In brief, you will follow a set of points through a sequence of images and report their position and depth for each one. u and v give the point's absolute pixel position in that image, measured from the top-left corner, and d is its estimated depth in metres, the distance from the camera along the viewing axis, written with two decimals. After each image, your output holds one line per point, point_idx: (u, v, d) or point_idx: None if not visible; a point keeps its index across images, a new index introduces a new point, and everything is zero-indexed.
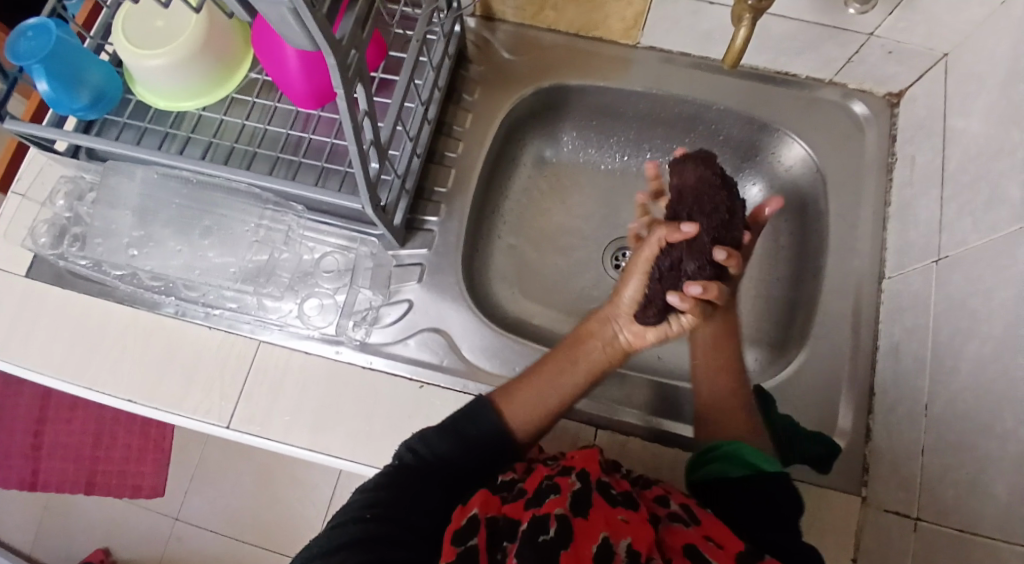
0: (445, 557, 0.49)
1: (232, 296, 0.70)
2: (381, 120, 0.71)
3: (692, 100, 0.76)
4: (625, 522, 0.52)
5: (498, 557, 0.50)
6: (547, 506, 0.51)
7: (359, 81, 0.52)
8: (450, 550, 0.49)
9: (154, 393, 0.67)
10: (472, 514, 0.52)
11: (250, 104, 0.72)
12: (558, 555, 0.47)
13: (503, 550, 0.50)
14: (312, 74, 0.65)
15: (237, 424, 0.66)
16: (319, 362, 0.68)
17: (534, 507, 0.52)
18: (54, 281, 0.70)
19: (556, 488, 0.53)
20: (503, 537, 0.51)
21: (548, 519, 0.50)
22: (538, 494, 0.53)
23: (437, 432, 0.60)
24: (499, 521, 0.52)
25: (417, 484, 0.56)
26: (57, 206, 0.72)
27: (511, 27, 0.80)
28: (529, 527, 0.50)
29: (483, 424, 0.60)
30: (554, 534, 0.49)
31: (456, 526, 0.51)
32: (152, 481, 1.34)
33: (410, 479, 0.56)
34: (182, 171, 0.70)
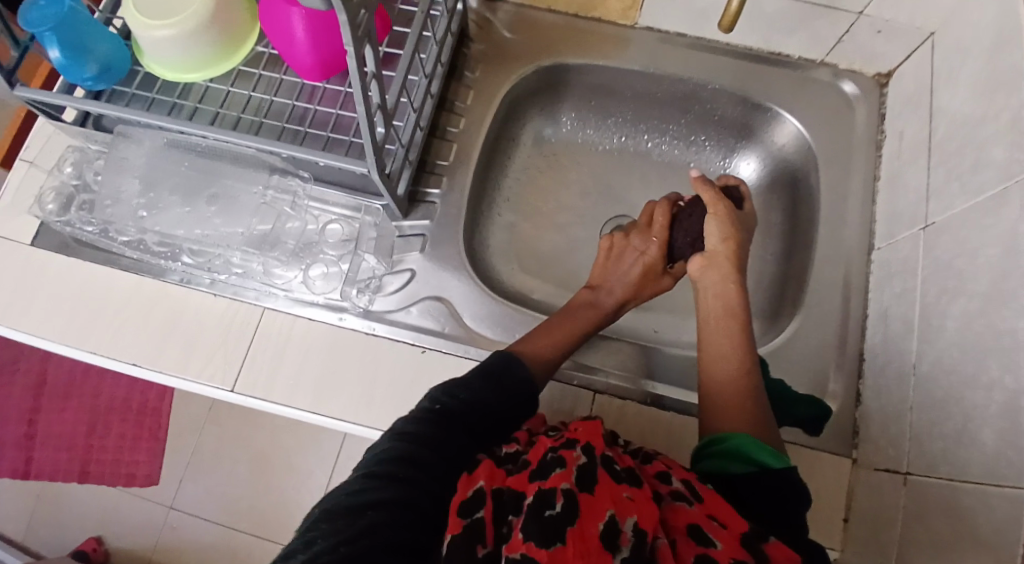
0: (452, 530, 0.48)
1: (238, 262, 0.71)
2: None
3: (688, 80, 0.79)
4: (631, 500, 0.51)
5: (503, 531, 0.49)
6: (553, 480, 0.50)
7: (366, 42, 0.53)
8: (456, 523, 0.49)
9: (156, 359, 0.68)
10: (477, 487, 0.51)
11: (256, 77, 0.74)
12: (563, 534, 0.47)
13: (509, 523, 0.49)
14: (319, 43, 0.66)
15: (241, 389, 0.67)
16: (322, 329, 0.69)
17: (538, 480, 0.51)
18: (58, 249, 0.71)
19: (562, 462, 0.52)
20: (507, 510, 0.50)
21: (554, 495, 0.49)
22: (543, 466, 0.52)
23: (478, 383, 0.60)
24: (505, 492, 0.52)
25: (444, 434, 0.56)
26: (66, 174, 0.72)
27: (512, 8, 0.82)
28: (535, 501, 0.49)
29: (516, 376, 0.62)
30: (559, 510, 0.48)
31: (463, 497, 0.50)
32: (147, 470, 1.34)
33: (442, 432, 0.56)
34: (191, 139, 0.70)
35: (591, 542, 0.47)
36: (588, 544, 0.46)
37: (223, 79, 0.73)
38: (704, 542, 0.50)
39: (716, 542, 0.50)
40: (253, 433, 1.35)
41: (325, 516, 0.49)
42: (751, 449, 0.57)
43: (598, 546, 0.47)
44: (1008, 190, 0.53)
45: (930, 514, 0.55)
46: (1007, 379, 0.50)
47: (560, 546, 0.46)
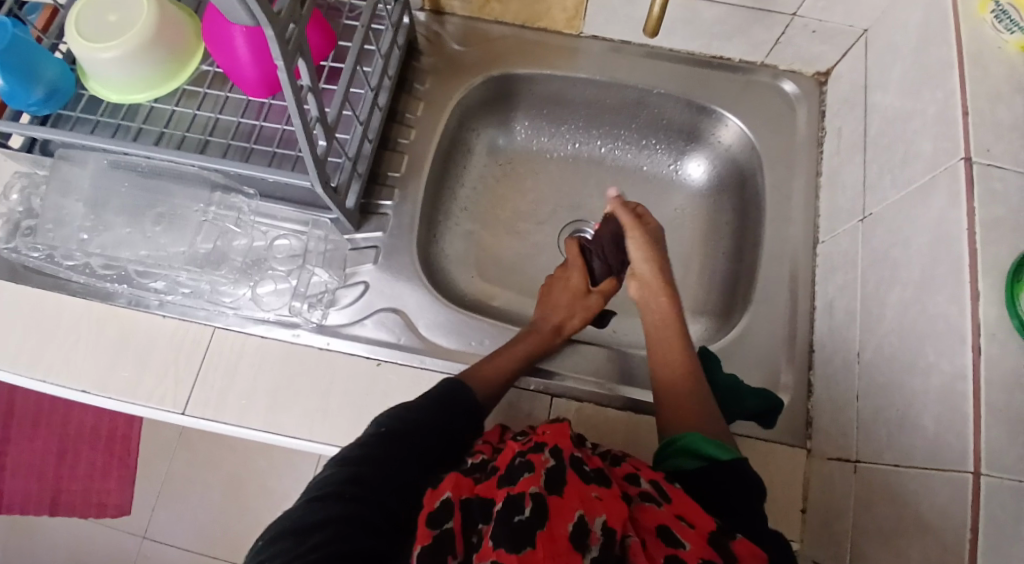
0: (420, 541, 0.48)
1: (187, 283, 0.71)
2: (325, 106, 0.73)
3: (634, 86, 0.80)
4: (600, 500, 0.51)
5: (473, 540, 0.49)
6: (521, 485, 0.50)
7: (300, 55, 0.54)
8: (425, 534, 0.48)
9: (107, 382, 0.67)
10: (443, 499, 0.51)
11: (202, 96, 0.74)
12: (533, 537, 0.47)
13: (479, 531, 0.49)
14: (260, 58, 0.66)
15: (193, 410, 0.66)
16: (276, 344, 0.69)
17: (507, 486, 0.51)
18: (9, 276, 0.70)
19: (530, 466, 0.52)
20: (477, 518, 0.50)
21: (523, 500, 0.49)
22: (512, 472, 0.52)
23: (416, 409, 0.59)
24: (473, 501, 0.52)
25: (395, 463, 0.55)
26: (12, 201, 0.71)
27: (460, 21, 0.83)
28: (503, 508, 0.49)
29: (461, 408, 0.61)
30: (529, 515, 0.48)
31: (430, 508, 0.50)
32: (118, 499, 1.31)
33: (385, 454, 0.55)
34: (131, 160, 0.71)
35: (560, 542, 0.47)
36: (556, 544, 0.46)
37: (169, 98, 0.74)
38: (673, 543, 0.50)
39: (684, 541, 0.50)
40: (225, 456, 1.33)
41: (273, 537, 0.49)
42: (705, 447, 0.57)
43: (567, 546, 0.46)
44: (936, 179, 0.55)
45: (878, 500, 0.55)
46: (942, 363, 0.51)
47: (530, 549, 0.46)
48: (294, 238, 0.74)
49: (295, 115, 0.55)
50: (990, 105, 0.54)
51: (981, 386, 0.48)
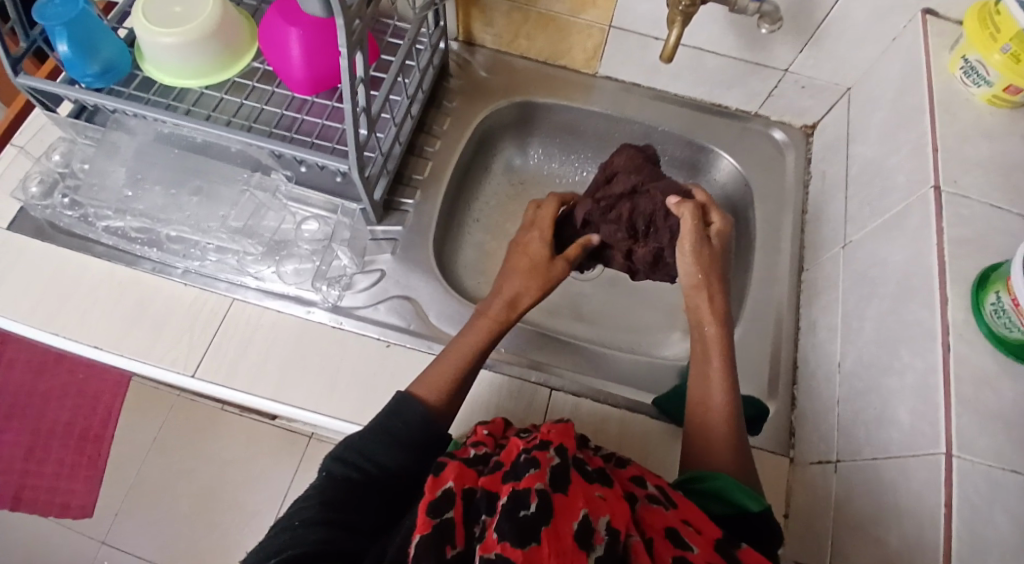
0: (420, 530, 0.48)
1: (212, 255, 0.74)
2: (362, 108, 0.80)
3: (641, 122, 0.88)
4: (602, 499, 0.52)
5: (476, 532, 0.50)
6: (527, 481, 0.50)
7: (359, 48, 0.60)
8: (426, 523, 0.49)
9: (120, 341, 0.68)
10: (446, 488, 0.52)
11: (249, 88, 0.80)
12: (539, 533, 0.47)
13: (482, 524, 0.50)
14: (311, 60, 0.74)
15: (203, 374, 0.68)
16: (290, 320, 0.71)
17: (513, 481, 0.51)
18: (35, 235, 0.72)
19: (535, 462, 0.53)
20: (481, 512, 0.51)
21: (529, 495, 0.49)
22: (517, 468, 0.53)
23: (367, 435, 0.58)
24: (477, 495, 0.53)
25: (357, 493, 0.54)
26: (53, 162, 0.74)
27: (489, 52, 0.91)
28: (509, 502, 0.49)
29: (412, 418, 0.59)
30: (535, 511, 0.48)
31: (432, 497, 0.51)
32: (80, 502, 1.33)
33: (351, 485, 0.55)
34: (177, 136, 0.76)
35: (565, 541, 0.47)
36: (562, 543, 0.47)
37: (219, 86, 0.79)
38: (680, 546, 0.51)
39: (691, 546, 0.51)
40: (198, 467, 1.35)
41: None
42: (731, 492, 0.57)
43: (572, 545, 0.47)
44: (910, 205, 0.62)
45: (856, 496, 0.59)
46: (916, 361, 0.56)
47: (535, 545, 0.46)
48: (322, 224, 0.77)
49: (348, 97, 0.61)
50: (957, 144, 0.62)
51: (952, 378, 0.53)
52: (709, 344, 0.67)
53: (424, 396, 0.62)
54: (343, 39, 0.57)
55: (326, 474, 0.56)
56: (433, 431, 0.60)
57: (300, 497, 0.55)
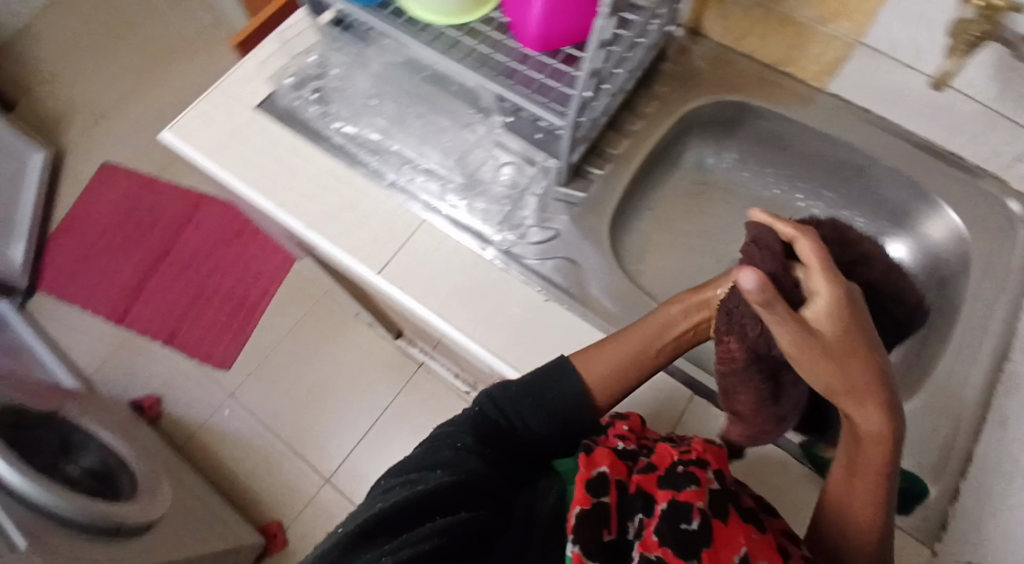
0: (579, 501, 0.51)
1: (419, 175, 0.79)
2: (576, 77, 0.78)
3: (862, 150, 0.82)
4: (757, 541, 0.51)
5: (630, 527, 0.52)
6: (688, 494, 0.51)
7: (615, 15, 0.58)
8: (585, 497, 0.52)
9: (324, 225, 0.76)
10: (601, 470, 0.54)
11: (480, 34, 0.81)
12: (699, 552, 0.48)
13: (640, 523, 0.51)
14: (549, 17, 0.74)
15: (386, 275, 0.74)
16: (469, 252, 0.76)
17: (670, 489, 0.52)
18: (275, 116, 0.82)
19: (694, 477, 0.53)
20: (636, 509, 0.53)
21: (690, 509, 0.50)
22: (675, 476, 0.53)
23: (517, 390, 0.62)
24: (634, 491, 0.54)
25: (497, 445, 0.59)
26: (308, 60, 0.84)
27: (713, 45, 0.89)
28: (669, 511, 0.50)
29: (567, 391, 0.62)
30: (697, 528, 0.49)
31: (590, 476, 0.53)
32: (222, 356, 1.55)
33: (493, 432, 0.60)
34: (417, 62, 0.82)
35: None
36: None
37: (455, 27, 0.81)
38: None
39: None
40: (324, 358, 1.53)
41: (396, 479, 0.56)
42: None
43: None
44: None
45: None
46: None
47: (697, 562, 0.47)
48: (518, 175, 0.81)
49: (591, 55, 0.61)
50: None
51: None
52: (856, 468, 0.53)
53: (594, 389, 0.64)
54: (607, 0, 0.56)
55: (477, 410, 0.61)
56: (583, 401, 0.62)
57: (453, 422, 0.61)
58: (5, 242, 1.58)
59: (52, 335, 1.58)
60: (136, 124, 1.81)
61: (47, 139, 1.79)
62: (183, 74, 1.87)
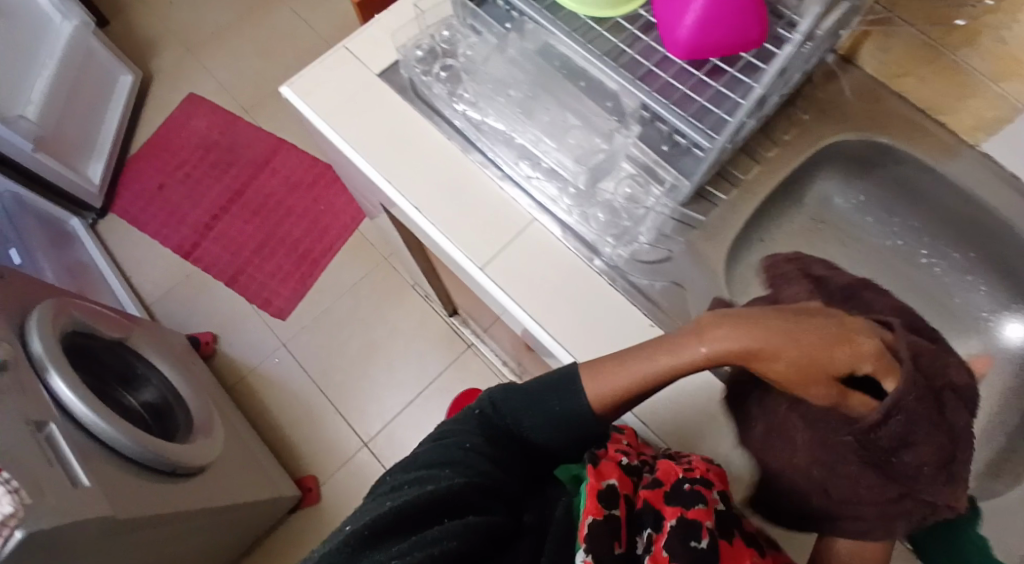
0: (592, 512, 0.49)
1: (540, 174, 0.75)
2: (722, 93, 0.73)
3: (1001, 217, 0.75)
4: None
5: (638, 546, 0.49)
6: (696, 512, 0.48)
7: None
8: (597, 509, 0.49)
9: (433, 209, 0.75)
10: (608, 483, 0.52)
11: (627, 33, 0.77)
12: None
13: (649, 537, 0.49)
14: (704, 29, 0.71)
15: (488, 271, 0.73)
16: (573, 260, 0.72)
17: (678, 506, 0.49)
18: (397, 90, 0.81)
19: (702, 496, 0.50)
20: (646, 524, 0.50)
21: (699, 528, 0.47)
22: (681, 492, 0.50)
23: (528, 394, 0.58)
24: (643, 510, 0.51)
25: (503, 452, 0.57)
26: (440, 33, 0.81)
27: (863, 76, 0.82)
28: (678, 527, 0.47)
29: (571, 407, 0.56)
30: (705, 547, 0.46)
31: (598, 488, 0.51)
32: (281, 304, 1.58)
33: (504, 438, 0.57)
34: (554, 49, 0.74)
35: None
36: None
37: (602, 21, 0.78)
38: None
39: None
40: (380, 323, 1.55)
41: (405, 469, 0.54)
42: None
43: None
44: None
45: None
46: None
47: None
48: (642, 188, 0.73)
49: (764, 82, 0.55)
50: None
51: None
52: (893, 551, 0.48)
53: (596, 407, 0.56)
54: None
55: (480, 413, 0.59)
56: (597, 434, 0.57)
57: (454, 421, 0.59)
58: (84, 158, 1.58)
59: (122, 258, 1.62)
60: (225, 62, 1.81)
61: (138, 64, 1.81)
62: (278, 17, 1.85)
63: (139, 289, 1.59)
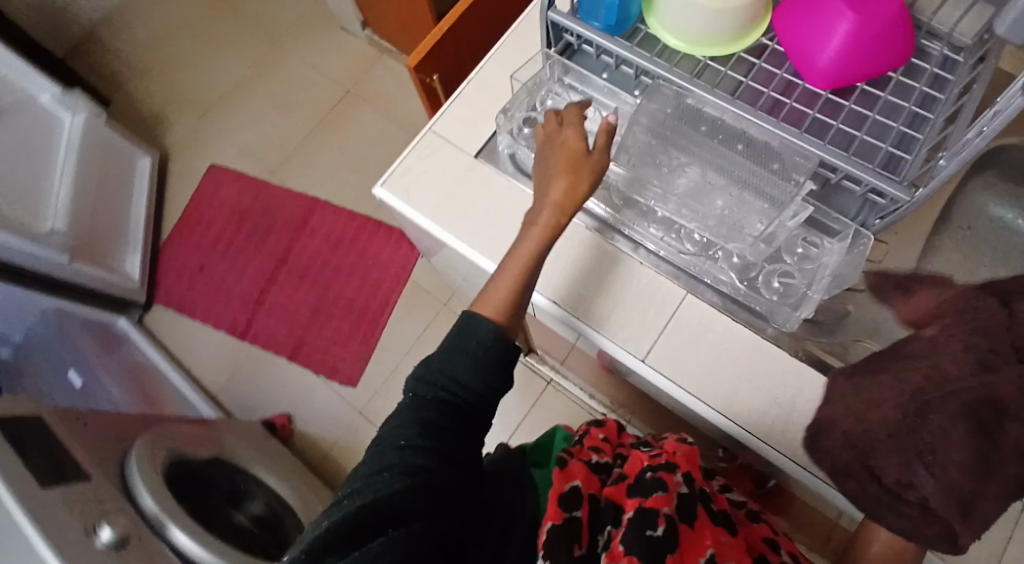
0: (552, 517, 0.57)
1: (690, 246, 0.70)
2: (882, 120, 0.64)
3: None
4: (728, 544, 0.60)
5: (600, 538, 0.59)
6: (655, 500, 0.59)
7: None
8: (557, 513, 0.58)
9: (578, 304, 0.71)
10: (573, 483, 0.62)
11: (754, 68, 0.69)
12: (664, 554, 0.54)
13: (607, 533, 0.59)
14: (853, 53, 0.63)
15: (653, 362, 0.68)
16: (744, 333, 0.67)
17: (640, 496, 0.60)
18: (503, 170, 0.74)
19: (663, 485, 0.61)
20: (607, 520, 0.60)
21: (657, 516, 0.57)
22: (645, 486, 0.62)
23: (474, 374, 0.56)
24: (601, 503, 0.62)
25: (453, 431, 0.55)
26: (542, 105, 0.74)
27: None
28: (637, 518, 0.57)
29: (484, 340, 0.58)
30: (661, 532, 0.56)
31: (561, 491, 0.60)
32: (349, 371, 1.48)
33: (447, 419, 0.55)
34: (685, 97, 0.65)
35: None
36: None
37: (723, 60, 0.69)
38: None
39: None
40: None
41: (362, 480, 0.52)
42: None
43: None
44: None
45: None
46: None
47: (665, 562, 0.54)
48: (818, 242, 0.66)
49: (988, 136, 0.48)
50: None
51: None
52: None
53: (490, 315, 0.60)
54: None
55: (415, 395, 0.57)
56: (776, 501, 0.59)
57: (392, 416, 0.56)
58: (122, 253, 1.53)
59: (174, 348, 1.55)
60: (241, 125, 1.72)
61: (151, 141, 1.72)
62: (287, 68, 1.75)
63: (199, 379, 1.52)
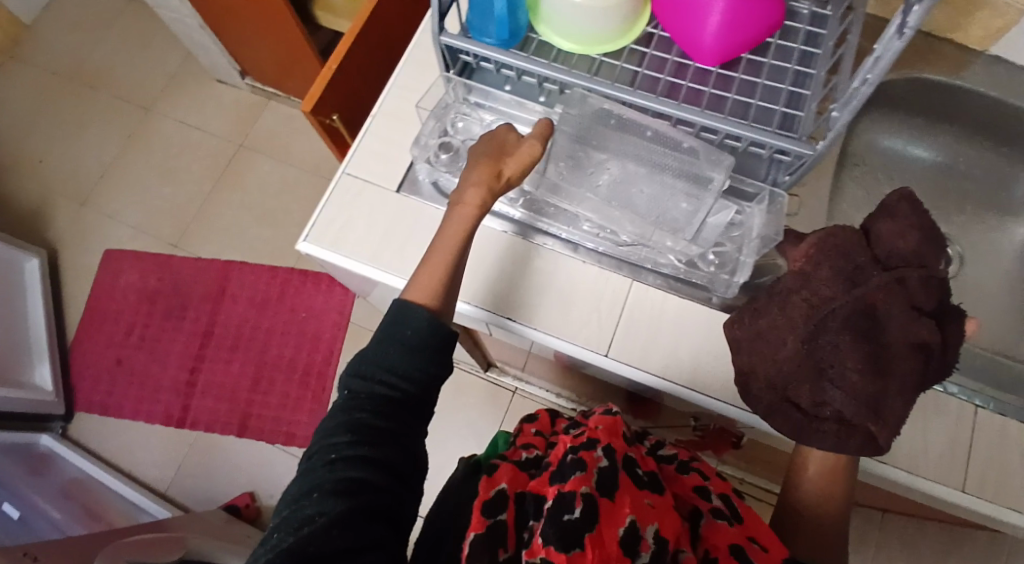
0: (475, 529, 0.55)
1: (626, 234, 0.72)
2: (770, 84, 0.69)
3: None
4: (651, 507, 0.58)
5: (524, 535, 0.57)
6: (573, 484, 0.56)
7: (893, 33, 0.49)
8: (480, 522, 0.55)
9: (532, 315, 0.71)
10: (498, 488, 0.59)
11: (646, 56, 0.72)
12: (581, 538, 0.52)
13: (530, 529, 0.57)
14: (733, 27, 0.66)
15: (616, 354, 0.70)
16: (696, 308, 0.70)
17: (559, 482, 0.57)
18: (428, 200, 0.74)
19: (581, 465, 0.58)
20: (529, 516, 0.58)
21: (574, 499, 0.55)
22: (565, 469, 0.58)
23: (412, 366, 0.55)
24: (526, 497, 0.59)
25: (396, 427, 0.54)
26: (455, 127, 0.75)
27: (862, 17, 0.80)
28: (555, 505, 0.55)
29: (420, 328, 0.56)
30: (579, 515, 0.54)
31: (486, 498, 0.57)
32: (306, 432, 1.42)
33: (394, 419, 0.54)
34: (590, 97, 0.69)
35: (609, 545, 0.53)
36: (606, 547, 0.53)
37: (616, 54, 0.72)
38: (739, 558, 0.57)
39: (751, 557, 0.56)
40: None
41: (303, 495, 0.51)
42: None
43: (616, 549, 0.53)
44: None
45: None
46: None
47: (578, 549, 0.52)
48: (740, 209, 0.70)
49: (872, 83, 0.52)
50: None
51: None
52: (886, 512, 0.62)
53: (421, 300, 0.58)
54: (909, 18, 0.46)
55: (348, 391, 0.55)
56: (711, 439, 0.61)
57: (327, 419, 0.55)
58: (27, 368, 1.41)
59: (110, 455, 1.43)
60: (131, 202, 1.62)
61: (33, 240, 1.59)
62: (169, 135, 1.67)
63: (143, 480, 1.41)
